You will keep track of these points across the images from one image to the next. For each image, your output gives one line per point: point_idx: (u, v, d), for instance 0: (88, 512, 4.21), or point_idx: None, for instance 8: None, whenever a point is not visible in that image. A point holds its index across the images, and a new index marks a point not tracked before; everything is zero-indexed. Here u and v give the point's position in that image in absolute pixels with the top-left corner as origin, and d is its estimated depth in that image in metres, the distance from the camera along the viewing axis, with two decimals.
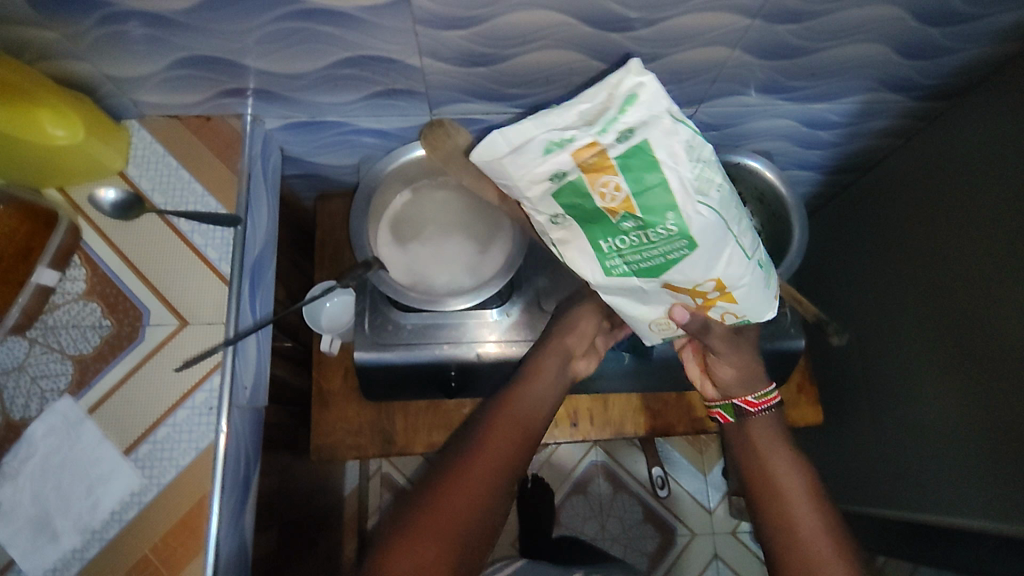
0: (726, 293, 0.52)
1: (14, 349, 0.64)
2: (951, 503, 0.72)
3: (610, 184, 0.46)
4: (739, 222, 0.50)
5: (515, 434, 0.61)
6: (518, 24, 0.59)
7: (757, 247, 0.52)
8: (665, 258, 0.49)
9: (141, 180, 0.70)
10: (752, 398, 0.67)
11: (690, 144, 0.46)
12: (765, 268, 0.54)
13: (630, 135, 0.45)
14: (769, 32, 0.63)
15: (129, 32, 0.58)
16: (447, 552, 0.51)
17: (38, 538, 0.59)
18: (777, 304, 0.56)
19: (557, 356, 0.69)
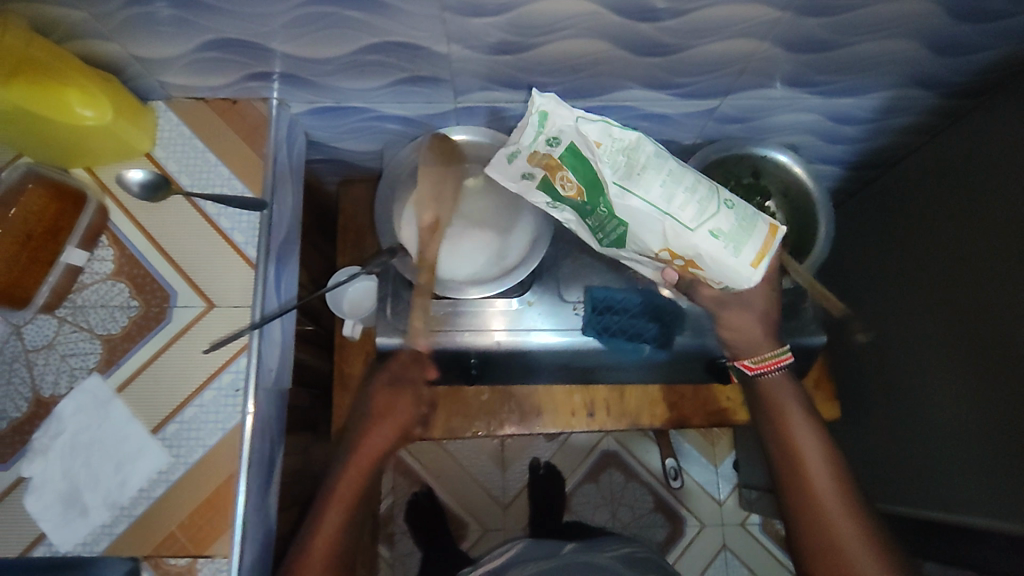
0: (688, 259, 0.61)
1: (44, 327, 0.65)
2: (957, 501, 0.72)
3: (565, 177, 0.61)
4: (673, 196, 0.59)
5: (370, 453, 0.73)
6: (546, 12, 0.57)
7: (709, 215, 0.59)
8: (620, 233, 0.63)
9: (168, 162, 0.70)
10: (749, 362, 0.70)
11: (606, 142, 0.58)
12: (728, 234, 0.59)
13: (558, 140, 0.59)
14: (797, 26, 0.60)
15: (156, 13, 0.57)
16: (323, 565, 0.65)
17: (68, 513, 0.61)
18: (754, 268, 0.59)
19: (386, 426, 0.75)
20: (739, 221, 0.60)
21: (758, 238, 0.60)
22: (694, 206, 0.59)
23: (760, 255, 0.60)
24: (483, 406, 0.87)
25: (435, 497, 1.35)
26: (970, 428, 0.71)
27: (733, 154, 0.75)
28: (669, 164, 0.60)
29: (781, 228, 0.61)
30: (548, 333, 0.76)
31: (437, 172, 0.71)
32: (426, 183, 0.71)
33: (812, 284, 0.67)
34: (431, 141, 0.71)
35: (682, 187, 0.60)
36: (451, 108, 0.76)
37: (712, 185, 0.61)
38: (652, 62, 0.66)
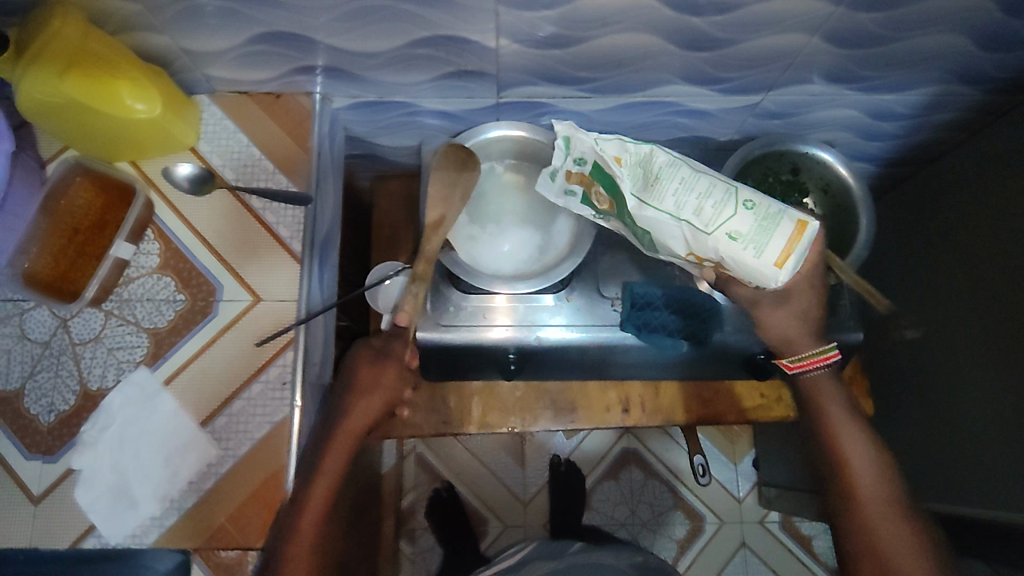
0: (714, 263, 0.59)
1: (90, 321, 0.65)
2: (980, 493, 0.72)
3: (597, 191, 0.64)
4: (689, 203, 0.58)
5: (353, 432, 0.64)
6: (600, 6, 0.58)
7: (725, 217, 0.56)
8: (652, 243, 0.63)
9: (212, 156, 0.70)
10: (788, 361, 0.69)
11: (624, 160, 0.60)
12: (746, 236, 0.56)
13: (584, 159, 0.62)
14: (851, 20, 0.61)
15: (210, 6, 0.57)
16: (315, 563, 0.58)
17: (118, 506, 0.61)
18: (779, 269, 0.55)
19: (375, 401, 0.66)
20: (759, 220, 0.56)
21: (782, 236, 0.55)
22: (709, 210, 0.57)
23: (786, 254, 0.55)
24: (517, 401, 0.85)
25: (455, 491, 1.32)
26: (1007, 426, 0.70)
27: (774, 150, 0.75)
28: (688, 171, 0.59)
29: (813, 222, 0.55)
30: (566, 329, 0.76)
31: (447, 176, 0.65)
32: (435, 186, 0.65)
33: (859, 281, 0.63)
34: (444, 148, 0.65)
35: (697, 192, 0.58)
36: (493, 104, 0.76)
37: (735, 186, 0.58)
38: (698, 56, 0.67)
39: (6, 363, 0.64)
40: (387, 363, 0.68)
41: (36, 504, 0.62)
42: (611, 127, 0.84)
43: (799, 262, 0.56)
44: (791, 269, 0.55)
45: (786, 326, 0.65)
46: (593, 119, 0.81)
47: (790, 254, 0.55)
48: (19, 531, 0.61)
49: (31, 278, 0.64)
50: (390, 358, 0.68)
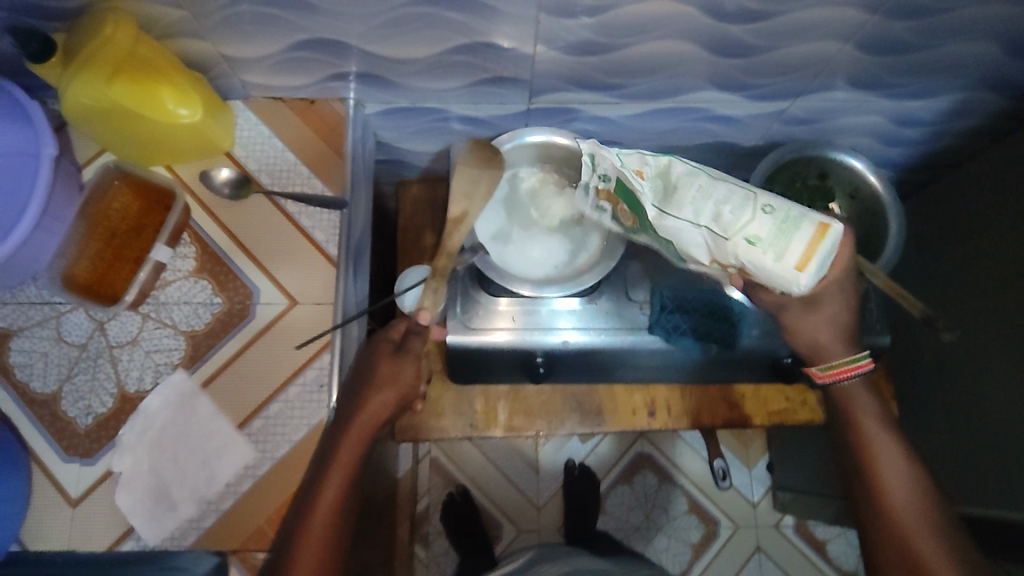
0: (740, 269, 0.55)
1: (128, 324, 0.66)
2: (1008, 499, 0.72)
3: (623, 208, 0.64)
4: (708, 209, 0.55)
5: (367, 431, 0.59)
6: (640, 15, 0.59)
7: (744, 221, 0.53)
8: (679, 254, 0.60)
9: (248, 160, 0.71)
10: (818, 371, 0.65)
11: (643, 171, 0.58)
12: (767, 239, 0.52)
13: (609, 177, 0.63)
14: (884, 27, 0.62)
15: (256, 12, 0.58)
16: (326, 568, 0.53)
17: (157, 507, 0.61)
18: (800, 273, 0.51)
19: (390, 397, 0.61)
20: (779, 224, 0.52)
21: (803, 239, 0.51)
22: (728, 215, 0.54)
23: (807, 257, 0.50)
24: (543, 405, 0.88)
25: (471, 496, 1.30)
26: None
27: (803, 156, 0.77)
28: (707, 179, 0.57)
29: (837, 225, 0.51)
30: (575, 332, 0.76)
31: (472, 172, 0.67)
32: (459, 179, 0.66)
33: (891, 284, 0.63)
34: (472, 143, 0.67)
35: (715, 198, 0.55)
36: (524, 109, 0.77)
37: (754, 191, 0.55)
38: (730, 62, 0.68)
39: (43, 365, 0.65)
40: (407, 357, 0.63)
41: (74, 507, 0.62)
42: (637, 133, 0.84)
43: (823, 267, 0.51)
44: (814, 273, 0.51)
45: (818, 331, 0.63)
46: (621, 124, 0.82)
47: (812, 259, 0.51)
48: (57, 533, 0.61)
49: (69, 279, 0.64)
50: (409, 352, 0.63)
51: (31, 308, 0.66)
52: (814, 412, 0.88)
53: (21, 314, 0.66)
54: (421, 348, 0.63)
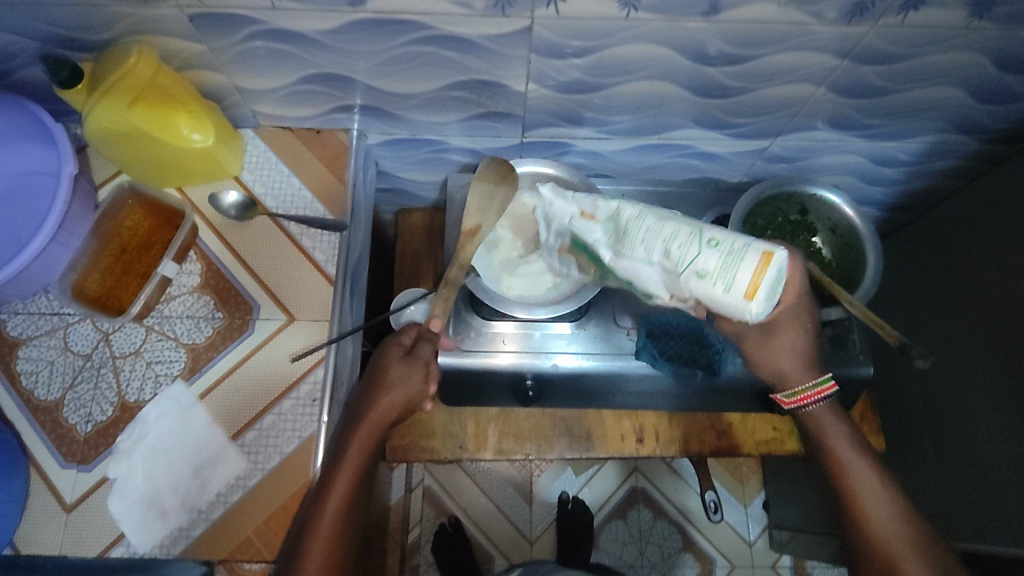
0: (700, 301, 0.56)
1: (132, 335, 0.69)
2: (986, 530, 0.73)
3: (583, 260, 0.68)
4: (657, 248, 0.56)
5: (375, 434, 0.64)
6: (624, 56, 0.64)
7: (690, 257, 0.53)
8: (644, 293, 0.62)
9: (255, 185, 0.75)
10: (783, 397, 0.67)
11: (595, 220, 0.61)
12: (715, 271, 0.52)
13: (563, 233, 0.66)
14: (855, 72, 0.67)
15: (264, 48, 0.63)
16: (334, 558, 0.58)
17: (149, 515, 0.63)
18: (750, 301, 0.51)
19: (397, 399, 0.65)
20: (725, 255, 0.52)
21: (749, 268, 0.51)
22: (674, 251, 0.54)
23: (754, 286, 0.51)
24: (533, 429, 0.89)
25: (462, 527, 1.29)
26: (1010, 458, 0.72)
27: (783, 191, 0.80)
28: (654, 218, 0.57)
29: (783, 250, 0.51)
30: (574, 355, 0.79)
31: (487, 187, 0.70)
32: (473, 197, 0.70)
33: (868, 313, 0.64)
34: (490, 158, 0.70)
35: (662, 236, 0.55)
36: (518, 143, 0.82)
37: (701, 225, 0.55)
38: (712, 103, 0.72)
39: (48, 374, 0.67)
40: (416, 363, 0.67)
41: (68, 513, 0.64)
42: (626, 167, 0.88)
43: (773, 292, 0.51)
44: (763, 300, 0.51)
45: (779, 357, 0.63)
46: (610, 159, 0.86)
47: (760, 287, 0.51)
48: (50, 538, 0.63)
49: (80, 292, 0.68)
50: (418, 359, 0.68)
51: (41, 318, 0.69)
52: (802, 442, 0.89)
53: (31, 324, 0.69)
54: (429, 354, 0.69)
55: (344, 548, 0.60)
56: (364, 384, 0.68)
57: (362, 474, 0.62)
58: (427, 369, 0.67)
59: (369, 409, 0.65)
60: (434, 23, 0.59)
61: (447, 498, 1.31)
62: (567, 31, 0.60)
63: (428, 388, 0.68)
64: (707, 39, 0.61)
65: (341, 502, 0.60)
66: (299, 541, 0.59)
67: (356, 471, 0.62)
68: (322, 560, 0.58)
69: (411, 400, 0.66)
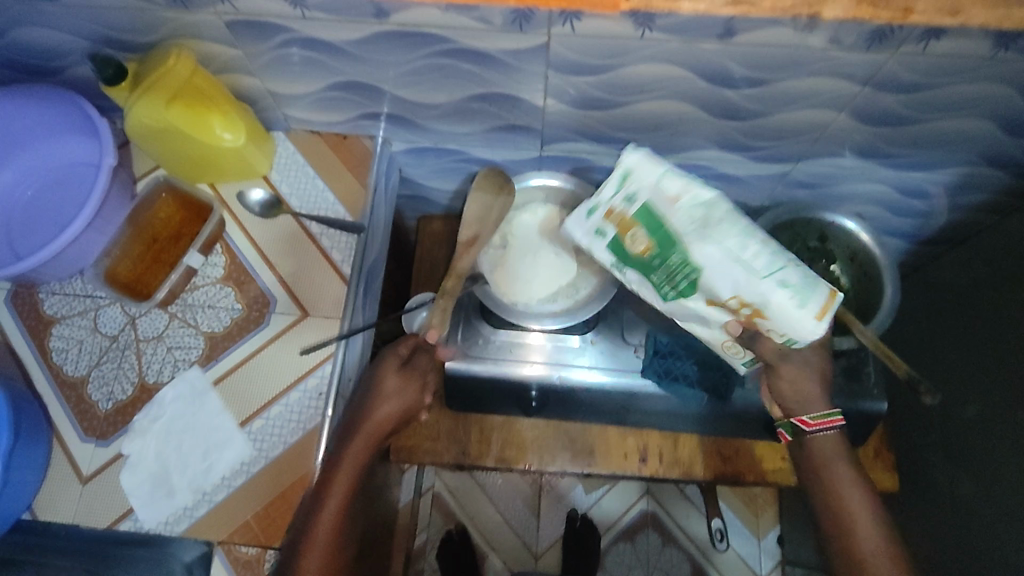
0: (756, 311, 0.57)
1: (156, 320, 0.72)
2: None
3: (635, 234, 0.59)
4: (743, 246, 0.56)
5: (372, 441, 0.67)
6: (639, 76, 0.65)
7: (777, 266, 0.56)
8: (685, 288, 0.59)
9: (282, 184, 0.78)
10: (807, 419, 0.67)
11: (688, 197, 0.58)
12: (800, 286, 0.55)
13: (635, 198, 0.59)
14: (877, 99, 0.66)
15: (293, 55, 0.66)
16: (332, 558, 0.61)
17: (157, 492, 0.66)
18: (819, 322, 0.55)
19: (393, 407, 0.69)
20: (807, 276, 0.56)
21: (824, 294, 0.55)
22: (763, 257, 0.56)
23: (825, 311, 0.55)
24: (536, 440, 0.90)
25: (469, 536, 1.29)
26: (1017, 507, 0.69)
27: (802, 217, 0.79)
28: (742, 220, 0.58)
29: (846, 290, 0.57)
30: (592, 370, 0.79)
31: (486, 200, 0.73)
32: (473, 206, 0.72)
33: (879, 344, 0.66)
34: (486, 171, 0.73)
35: (753, 239, 0.57)
36: (537, 156, 0.83)
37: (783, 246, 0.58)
38: (731, 125, 0.73)
39: (77, 351, 0.72)
40: (414, 373, 0.71)
41: (84, 484, 0.67)
42: None
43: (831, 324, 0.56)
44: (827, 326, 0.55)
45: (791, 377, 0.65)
46: None
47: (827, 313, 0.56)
48: (65, 507, 0.66)
49: (112, 277, 0.73)
50: (416, 372, 0.71)
51: (75, 300, 0.74)
52: None
53: (66, 304, 0.73)
54: (426, 366, 0.72)
55: (340, 554, 0.62)
56: (360, 394, 0.70)
57: (360, 477, 0.65)
58: (424, 381, 0.72)
59: (367, 416, 0.67)
60: (454, 36, 0.61)
61: (456, 506, 1.31)
62: (583, 48, 0.61)
63: (423, 397, 0.72)
64: (723, 61, 0.62)
65: (339, 508, 0.62)
66: (296, 540, 0.62)
67: (353, 480, 0.64)
68: (320, 558, 0.60)
69: (404, 410, 0.70)
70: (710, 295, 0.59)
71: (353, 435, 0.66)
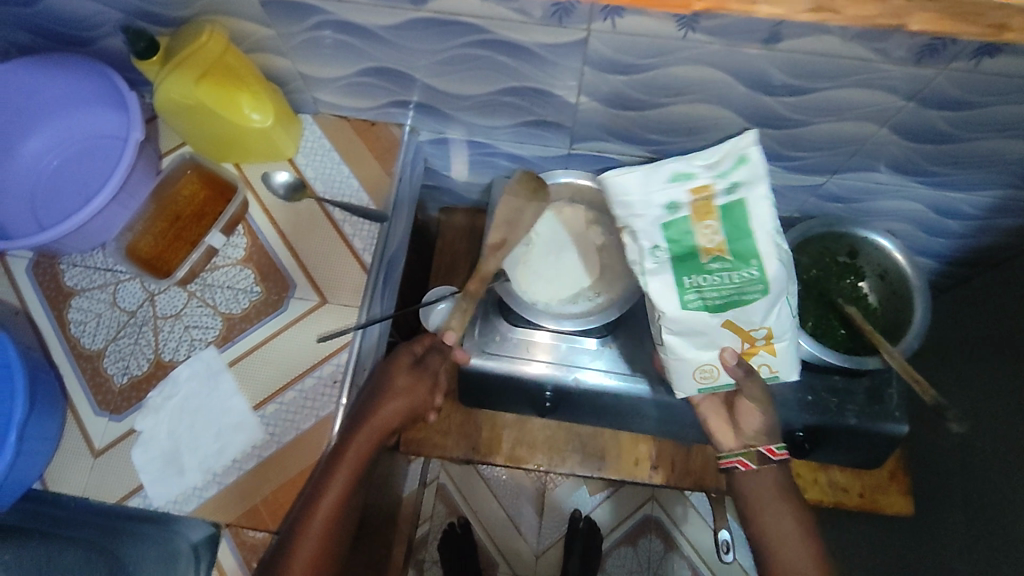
0: (772, 344, 0.58)
1: (175, 298, 0.72)
2: None
3: (714, 227, 0.56)
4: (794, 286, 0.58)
5: (376, 436, 0.65)
6: (677, 78, 0.63)
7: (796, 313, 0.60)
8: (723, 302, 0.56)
9: (307, 168, 0.77)
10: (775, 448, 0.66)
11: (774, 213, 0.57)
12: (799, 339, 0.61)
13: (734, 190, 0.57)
14: (921, 115, 0.64)
15: (326, 38, 0.65)
16: (325, 549, 0.61)
17: (167, 471, 0.66)
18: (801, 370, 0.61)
19: (400, 404, 0.67)
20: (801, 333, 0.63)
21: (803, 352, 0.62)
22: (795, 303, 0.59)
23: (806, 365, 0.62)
24: (547, 440, 0.89)
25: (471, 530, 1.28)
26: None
27: (833, 231, 0.77)
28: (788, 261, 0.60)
29: None
30: (604, 374, 0.78)
31: (516, 202, 0.70)
32: (503, 208, 0.70)
33: (906, 367, 0.64)
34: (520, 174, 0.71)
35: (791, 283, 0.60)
36: (565, 153, 0.82)
37: None
38: (767, 133, 0.71)
39: (95, 324, 0.72)
40: (425, 373, 0.70)
41: (95, 458, 0.67)
42: None
43: None
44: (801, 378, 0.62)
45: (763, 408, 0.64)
46: None
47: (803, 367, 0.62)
48: (76, 479, 0.66)
49: (134, 252, 0.73)
50: (427, 371, 0.70)
51: (96, 273, 0.74)
52: (824, 492, 0.90)
53: (86, 277, 0.73)
54: (437, 366, 0.71)
55: (335, 545, 0.62)
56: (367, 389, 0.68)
57: (362, 470, 0.64)
58: (433, 380, 0.71)
59: (373, 411, 0.66)
60: (490, 27, 0.60)
61: (461, 498, 1.31)
62: (622, 47, 0.60)
63: (431, 397, 0.71)
64: (765, 67, 0.60)
65: (337, 500, 0.62)
66: (292, 526, 0.62)
67: (354, 472, 0.63)
68: (313, 547, 0.60)
69: (412, 408, 0.69)
70: (740, 318, 0.56)
71: (357, 430, 0.65)
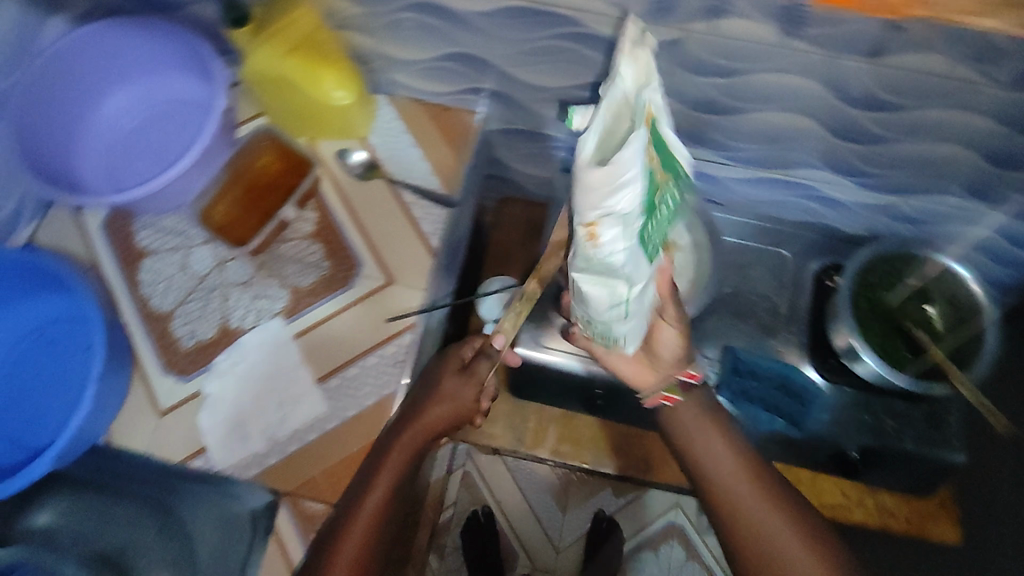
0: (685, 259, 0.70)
1: (245, 266, 0.73)
2: None
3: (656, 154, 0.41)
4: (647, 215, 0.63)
5: (420, 436, 0.64)
6: (767, 84, 0.63)
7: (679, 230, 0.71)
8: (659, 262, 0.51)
9: (380, 149, 0.77)
10: None
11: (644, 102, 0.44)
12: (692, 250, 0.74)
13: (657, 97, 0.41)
14: (1014, 141, 0.63)
15: (414, 19, 0.66)
16: (370, 546, 0.58)
17: (229, 435, 0.67)
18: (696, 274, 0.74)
19: (446, 407, 0.66)
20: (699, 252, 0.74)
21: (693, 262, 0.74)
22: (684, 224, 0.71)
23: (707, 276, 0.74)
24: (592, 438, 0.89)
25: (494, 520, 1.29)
26: None
27: (903, 251, 0.75)
28: None
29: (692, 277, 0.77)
30: None
31: None
32: None
33: None
34: None
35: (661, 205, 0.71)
36: None
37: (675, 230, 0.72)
38: (848, 146, 0.70)
39: (165, 286, 0.73)
40: (472, 376, 0.69)
41: (160, 417, 0.68)
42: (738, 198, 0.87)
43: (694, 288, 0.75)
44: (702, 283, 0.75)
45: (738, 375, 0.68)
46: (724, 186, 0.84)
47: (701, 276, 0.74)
48: (139, 435, 0.68)
49: (209, 218, 0.75)
50: (474, 374, 0.69)
51: (169, 236, 0.75)
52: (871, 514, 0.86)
53: (159, 239, 0.75)
54: (485, 370, 0.69)
55: (380, 542, 0.59)
56: (413, 391, 0.68)
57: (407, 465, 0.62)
58: (481, 384, 0.69)
59: (420, 413, 0.65)
60: (584, 20, 0.59)
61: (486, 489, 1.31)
62: (715, 49, 0.59)
63: (479, 403, 0.69)
64: (860, 80, 0.59)
65: (381, 498, 0.60)
66: (338, 521, 0.60)
67: (399, 467, 0.62)
68: (358, 544, 0.58)
69: (460, 411, 0.67)
70: None
71: (400, 430, 0.63)
